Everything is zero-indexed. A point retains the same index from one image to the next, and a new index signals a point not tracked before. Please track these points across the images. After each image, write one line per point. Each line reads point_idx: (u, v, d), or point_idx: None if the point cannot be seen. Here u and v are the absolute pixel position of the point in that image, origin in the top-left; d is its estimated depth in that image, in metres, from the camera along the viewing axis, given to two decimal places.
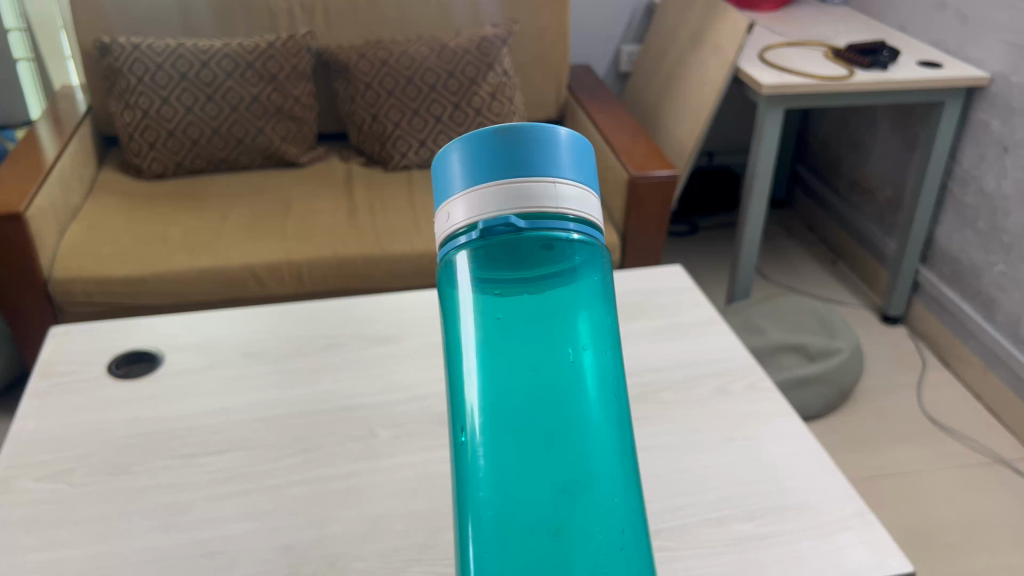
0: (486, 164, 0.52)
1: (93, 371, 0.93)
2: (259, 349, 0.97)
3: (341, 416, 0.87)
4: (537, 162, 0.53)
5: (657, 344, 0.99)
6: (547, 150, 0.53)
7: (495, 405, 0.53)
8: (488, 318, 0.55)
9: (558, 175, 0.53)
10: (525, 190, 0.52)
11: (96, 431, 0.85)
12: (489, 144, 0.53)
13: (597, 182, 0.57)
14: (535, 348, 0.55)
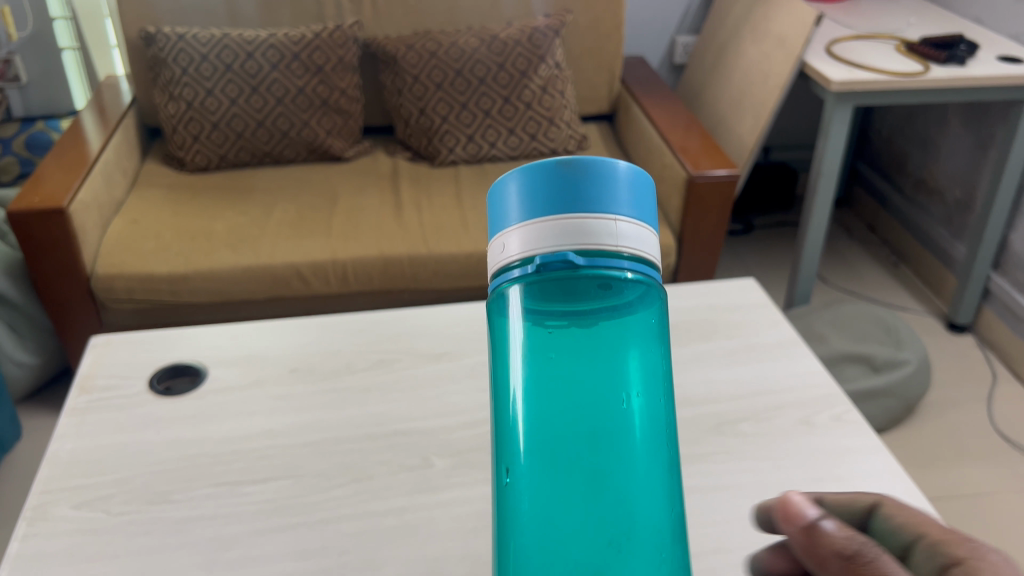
0: (546, 198, 0.49)
1: (134, 386, 0.88)
2: (307, 365, 0.91)
3: (393, 442, 0.81)
4: (597, 198, 0.49)
5: (732, 367, 0.91)
6: (609, 185, 0.50)
7: (542, 446, 0.51)
8: (537, 355, 0.53)
9: (619, 212, 0.50)
10: (585, 225, 0.49)
11: (136, 453, 0.80)
12: (549, 178, 0.50)
13: (655, 219, 0.54)
14: (585, 390, 0.53)
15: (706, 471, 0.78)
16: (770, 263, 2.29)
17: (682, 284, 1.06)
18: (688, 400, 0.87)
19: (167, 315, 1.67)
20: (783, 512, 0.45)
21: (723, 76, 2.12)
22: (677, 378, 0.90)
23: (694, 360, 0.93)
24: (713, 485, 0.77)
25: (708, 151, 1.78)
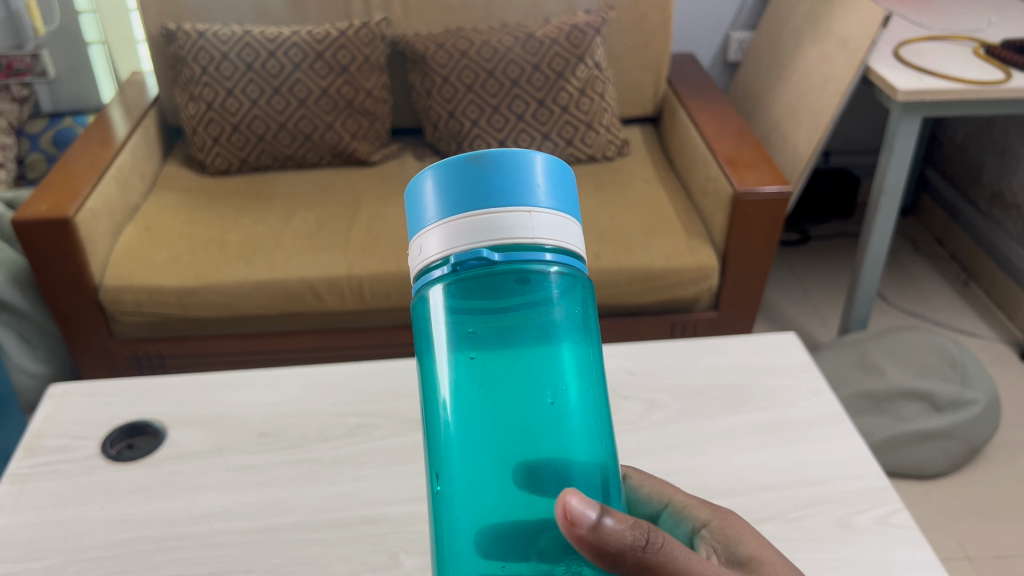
0: (462, 193, 0.47)
1: (85, 448, 0.80)
2: (277, 429, 0.82)
3: (359, 532, 0.71)
4: (516, 191, 0.47)
5: (762, 449, 0.79)
6: (525, 177, 0.48)
7: (470, 456, 0.46)
8: (462, 353, 0.47)
9: (537, 205, 0.48)
10: (503, 220, 0.46)
11: (72, 534, 0.71)
12: (465, 172, 0.47)
13: (577, 208, 0.51)
14: (517, 384, 0.47)
15: None
16: (826, 280, 2.12)
17: (710, 337, 0.93)
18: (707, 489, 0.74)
19: (177, 325, 1.60)
20: (564, 517, 0.43)
21: (779, 78, 1.96)
22: (697, 460, 0.77)
23: (716, 436, 0.80)
24: None
25: (759, 164, 1.62)
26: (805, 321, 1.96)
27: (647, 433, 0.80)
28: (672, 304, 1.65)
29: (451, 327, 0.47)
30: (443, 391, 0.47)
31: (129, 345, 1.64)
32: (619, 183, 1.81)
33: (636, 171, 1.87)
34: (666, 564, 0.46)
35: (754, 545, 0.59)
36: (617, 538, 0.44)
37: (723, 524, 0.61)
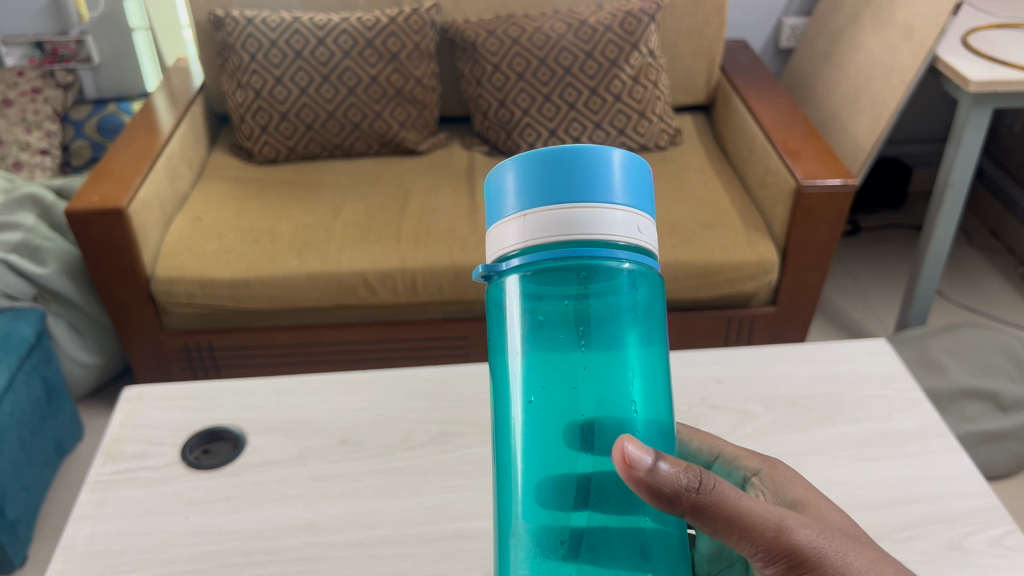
0: (537, 187, 0.50)
1: (165, 455, 0.78)
2: (359, 437, 0.80)
3: (452, 548, 0.69)
4: (590, 186, 0.50)
5: (861, 465, 0.76)
6: (602, 172, 0.50)
7: (543, 413, 0.50)
8: (534, 324, 0.51)
9: (608, 200, 0.50)
10: (572, 212, 0.50)
11: (159, 546, 0.69)
12: (545, 164, 0.50)
13: (616, 190, 0.51)
14: (546, 382, 0.51)
15: None
16: (880, 274, 2.07)
17: (796, 345, 0.91)
18: None
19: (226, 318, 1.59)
20: (621, 462, 0.46)
21: (835, 66, 1.91)
22: None
23: (813, 451, 0.77)
24: None
25: (820, 154, 1.58)
26: (860, 317, 1.92)
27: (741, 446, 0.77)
28: (729, 299, 1.62)
29: (525, 303, 0.51)
30: (515, 357, 0.52)
31: (180, 337, 1.63)
32: (672, 174, 1.78)
33: (689, 161, 1.83)
34: (721, 504, 0.48)
35: (803, 490, 0.59)
36: (673, 481, 0.47)
37: (772, 473, 0.61)
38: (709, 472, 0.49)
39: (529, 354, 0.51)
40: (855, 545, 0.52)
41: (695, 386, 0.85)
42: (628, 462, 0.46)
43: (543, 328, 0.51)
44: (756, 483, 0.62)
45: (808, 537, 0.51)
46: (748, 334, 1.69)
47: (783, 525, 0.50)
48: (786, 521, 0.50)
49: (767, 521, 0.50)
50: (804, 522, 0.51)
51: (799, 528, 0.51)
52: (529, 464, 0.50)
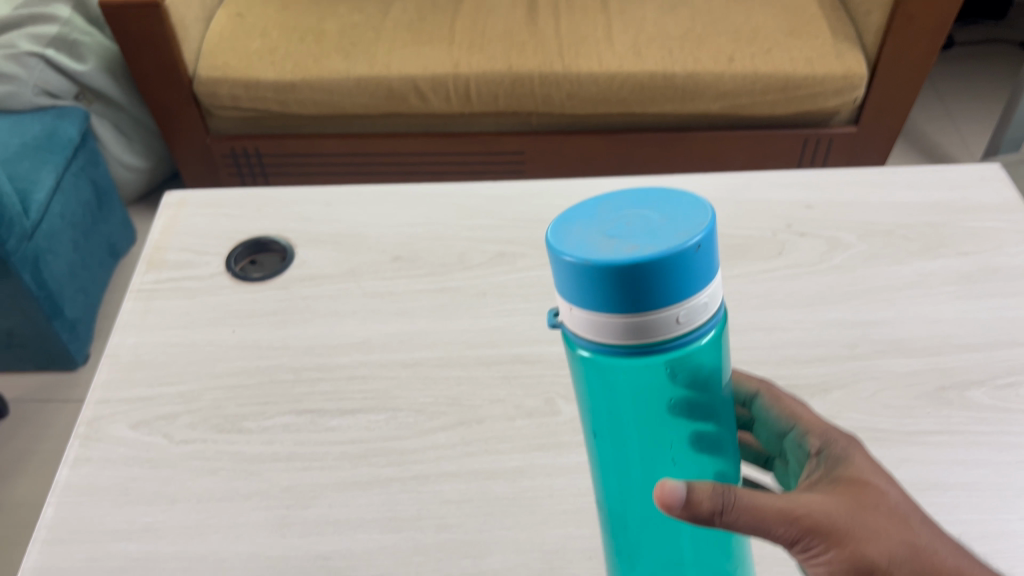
0: (598, 299, 0.34)
1: (209, 265, 0.74)
2: (413, 254, 0.74)
3: (510, 373, 0.65)
4: (667, 298, 0.34)
5: (962, 303, 0.68)
6: (683, 273, 0.34)
7: (614, 449, 0.42)
8: (597, 377, 0.38)
9: (688, 298, 0.35)
10: (639, 325, 0.35)
11: (206, 360, 0.67)
12: (606, 275, 0.33)
13: (691, 281, 0.34)
14: (611, 425, 0.41)
15: (921, 460, 0.58)
16: (971, 94, 1.91)
17: (896, 169, 0.82)
18: (901, 347, 0.65)
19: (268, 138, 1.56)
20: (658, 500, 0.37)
21: None
22: (888, 314, 0.68)
23: (911, 286, 0.70)
24: (931, 482, 0.57)
25: None
26: (945, 142, 1.78)
27: (829, 278, 0.71)
28: (808, 116, 1.49)
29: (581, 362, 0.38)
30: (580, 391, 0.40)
31: (227, 142, 1.57)
32: None
33: None
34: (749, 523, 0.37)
35: (865, 470, 0.42)
36: (704, 509, 0.37)
37: (841, 449, 0.44)
38: (747, 491, 0.37)
39: (590, 396, 0.40)
40: (883, 544, 0.39)
41: (782, 212, 0.77)
42: (665, 502, 0.37)
43: (603, 379, 0.38)
44: (821, 461, 0.44)
45: (849, 546, 0.38)
46: (823, 155, 1.57)
47: (802, 511, 0.38)
48: (819, 525, 0.38)
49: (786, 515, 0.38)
50: (823, 508, 0.39)
51: (812, 511, 0.38)
52: (609, 488, 0.44)
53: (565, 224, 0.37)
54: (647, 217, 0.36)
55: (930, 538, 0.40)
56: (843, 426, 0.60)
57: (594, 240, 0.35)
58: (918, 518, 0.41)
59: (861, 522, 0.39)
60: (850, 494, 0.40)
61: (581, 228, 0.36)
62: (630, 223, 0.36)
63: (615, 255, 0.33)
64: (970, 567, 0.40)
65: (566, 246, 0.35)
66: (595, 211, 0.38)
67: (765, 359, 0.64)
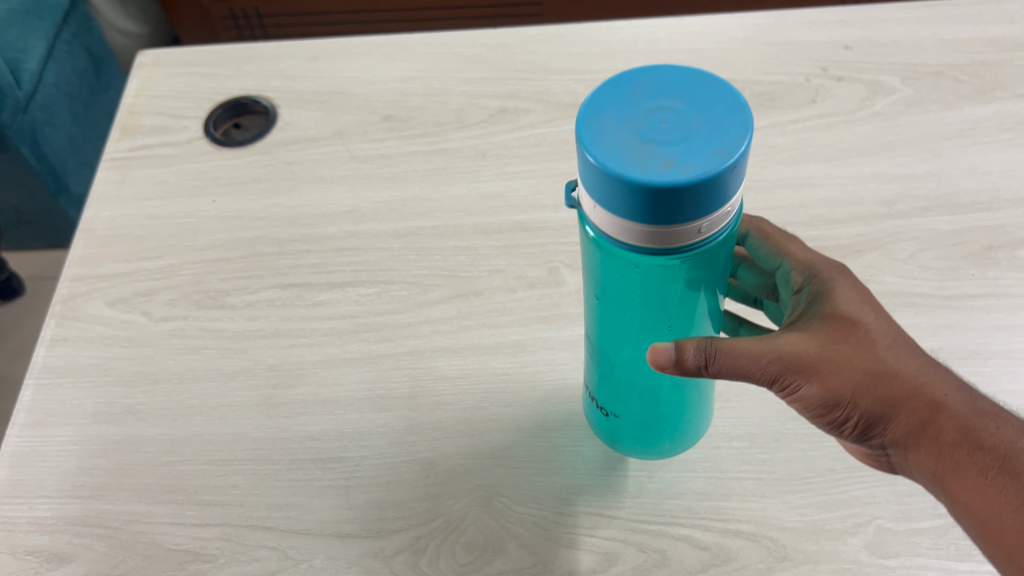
0: (628, 210, 0.32)
1: (186, 130, 0.68)
2: (406, 113, 0.68)
3: (512, 243, 0.60)
4: (695, 216, 0.32)
5: (1020, 152, 0.61)
6: (715, 194, 0.31)
7: (613, 313, 0.40)
8: (609, 255, 0.36)
9: (713, 209, 0.32)
10: (662, 233, 0.33)
11: (186, 232, 0.62)
12: (640, 194, 0.31)
13: (722, 194, 0.32)
14: (611, 295, 0.39)
15: (962, 327, 0.53)
16: None
17: (950, 3, 0.72)
18: (946, 202, 0.59)
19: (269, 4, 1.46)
20: (654, 364, 0.38)
21: None
22: (934, 167, 0.60)
23: (961, 134, 0.62)
24: (972, 351, 0.52)
25: None
26: None
27: (868, 128, 0.63)
28: None
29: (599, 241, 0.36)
30: (589, 257, 0.38)
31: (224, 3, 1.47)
32: None
33: None
34: (732, 371, 0.38)
35: (847, 303, 0.40)
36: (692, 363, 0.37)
37: (824, 281, 0.42)
38: (731, 343, 0.38)
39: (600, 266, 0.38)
40: (859, 376, 0.38)
41: (817, 53, 0.69)
42: (656, 362, 0.38)
43: (612, 258, 0.36)
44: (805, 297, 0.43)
45: (821, 381, 0.38)
46: None
47: (776, 354, 0.38)
48: (795, 361, 0.38)
49: (763, 359, 0.38)
50: (798, 347, 0.38)
51: (788, 351, 0.38)
52: (604, 344, 0.43)
53: (596, 107, 0.33)
54: (682, 113, 0.32)
55: (899, 360, 0.38)
56: (877, 291, 0.54)
57: (627, 142, 0.31)
58: (890, 343, 0.39)
59: (827, 356, 0.38)
60: (828, 329, 0.39)
61: (614, 117, 0.32)
62: (665, 121, 0.32)
63: (654, 174, 0.30)
64: (938, 381, 0.38)
65: (598, 147, 0.31)
66: (628, 93, 0.33)
67: (792, 220, 0.58)
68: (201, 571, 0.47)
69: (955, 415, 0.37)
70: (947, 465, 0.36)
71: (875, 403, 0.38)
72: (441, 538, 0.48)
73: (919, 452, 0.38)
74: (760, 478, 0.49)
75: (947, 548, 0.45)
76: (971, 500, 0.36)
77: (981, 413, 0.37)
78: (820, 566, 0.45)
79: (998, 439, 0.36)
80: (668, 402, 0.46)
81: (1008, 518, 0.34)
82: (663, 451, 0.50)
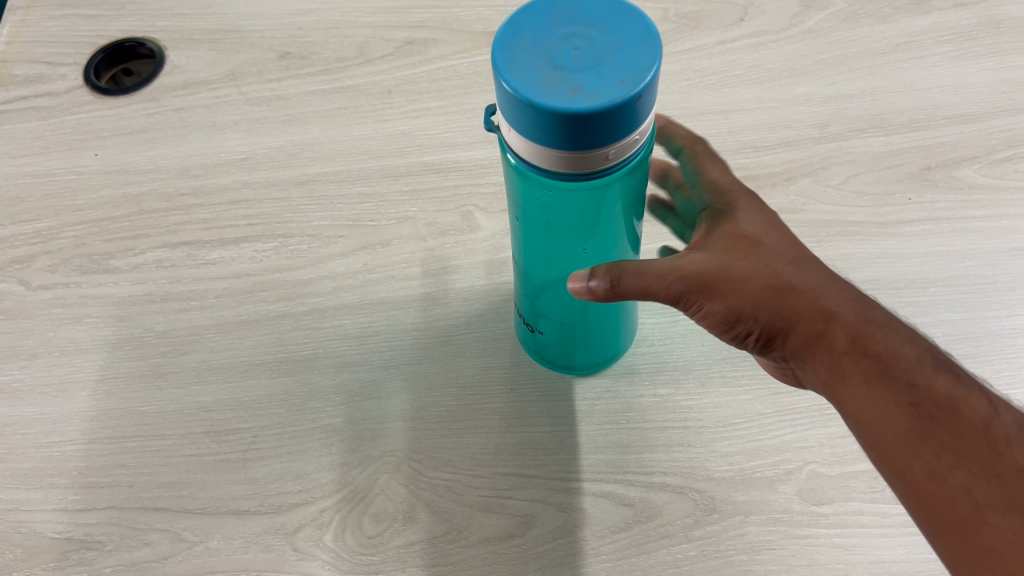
0: (542, 134, 0.31)
1: (64, 78, 0.62)
2: (306, 49, 0.62)
3: (422, 186, 0.56)
4: (604, 143, 0.31)
5: (959, 64, 0.57)
6: (630, 119, 0.31)
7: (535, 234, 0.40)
8: (526, 176, 0.35)
9: (628, 137, 0.32)
10: (579, 161, 0.32)
11: (65, 189, 0.57)
12: (552, 121, 0.30)
13: (630, 122, 0.31)
14: (532, 215, 0.38)
15: (898, 255, 0.50)
16: None
17: None
18: (881, 122, 0.55)
19: None
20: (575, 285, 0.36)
21: None
22: (870, 84, 0.57)
23: (898, 49, 0.58)
24: (908, 280, 0.49)
25: None
26: None
27: (800, 45, 0.59)
28: None
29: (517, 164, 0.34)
30: (508, 179, 0.37)
31: None
32: None
33: None
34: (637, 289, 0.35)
35: (750, 222, 0.38)
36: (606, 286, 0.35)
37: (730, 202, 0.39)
38: (634, 264, 0.35)
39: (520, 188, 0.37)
40: (757, 292, 0.35)
41: None
42: (575, 287, 0.36)
43: (531, 180, 0.35)
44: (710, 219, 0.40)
45: (722, 296, 0.35)
46: None
47: (678, 272, 0.35)
48: (695, 278, 0.35)
49: (663, 279, 0.35)
50: (698, 266, 0.35)
51: (686, 268, 0.35)
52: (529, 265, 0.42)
53: (508, 31, 0.31)
54: (597, 38, 0.31)
55: (798, 274, 0.36)
56: (808, 221, 0.51)
57: (540, 67, 0.30)
58: (790, 260, 0.37)
59: (728, 272, 0.35)
60: (729, 245, 0.37)
61: (530, 41, 0.31)
62: (579, 46, 0.30)
63: (566, 100, 0.29)
64: (831, 292, 0.36)
65: (511, 72, 0.30)
66: (545, 19, 0.32)
67: (718, 149, 0.55)
68: (86, 561, 0.43)
69: (844, 324, 0.35)
70: (838, 376, 0.34)
71: (773, 317, 0.35)
72: (348, 509, 0.44)
73: (814, 364, 0.36)
74: (686, 427, 0.46)
75: (882, 491, 0.43)
76: (853, 407, 0.34)
77: (872, 322, 0.35)
78: (750, 518, 0.42)
79: (885, 345, 0.34)
80: (593, 322, 0.46)
81: (885, 424, 0.32)
82: (596, 368, 0.48)
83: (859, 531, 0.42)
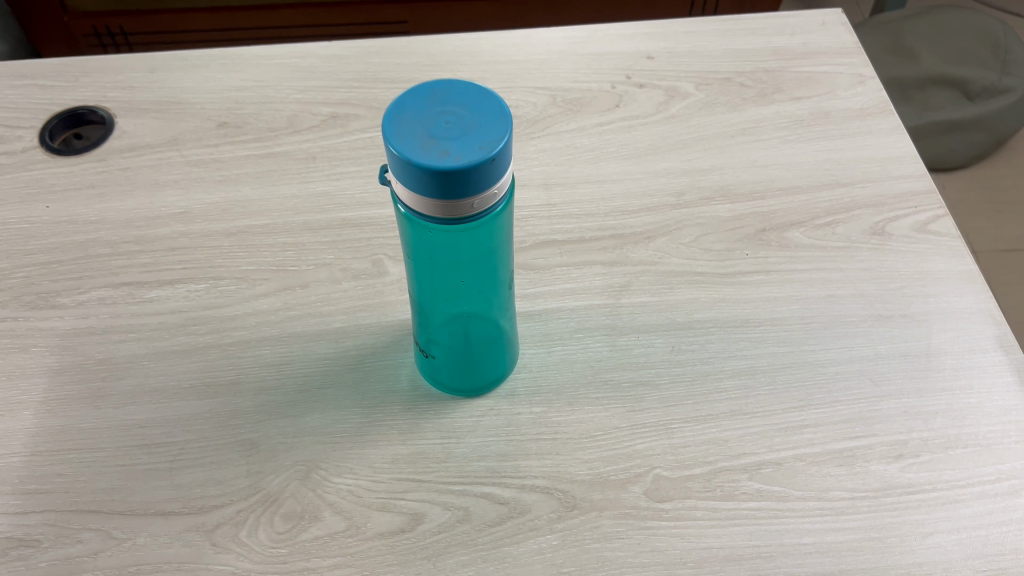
0: (420, 188, 0.40)
1: (22, 140, 0.70)
2: (242, 120, 0.71)
3: (338, 238, 0.64)
4: (468, 196, 0.40)
5: (793, 147, 0.69)
6: (488, 177, 0.40)
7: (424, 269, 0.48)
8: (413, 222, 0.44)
9: (488, 193, 0.41)
10: (451, 210, 0.41)
11: (19, 236, 0.64)
12: (426, 175, 0.39)
13: (488, 180, 0.40)
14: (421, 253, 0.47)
15: (736, 301, 0.60)
16: None
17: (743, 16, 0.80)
18: (728, 192, 0.66)
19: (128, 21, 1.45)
20: None
21: None
22: (719, 161, 0.68)
23: (744, 133, 0.70)
24: (743, 320, 0.59)
25: None
26: None
27: (664, 128, 0.70)
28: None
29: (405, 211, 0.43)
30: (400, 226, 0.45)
31: None
32: None
33: None
34: None
35: None
36: None
37: None
38: None
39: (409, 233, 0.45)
40: None
41: (624, 62, 0.75)
42: None
43: (417, 225, 0.44)
44: None
45: None
46: None
47: None
48: None
49: None
50: None
51: None
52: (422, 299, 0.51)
53: (396, 109, 0.41)
54: (464, 115, 0.40)
55: None
56: (663, 272, 0.61)
57: (418, 136, 0.40)
58: None
59: None
60: None
61: (412, 117, 0.40)
62: (449, 122, 0.40)
63: (436, 160, 0.38)
64: None
65: (396, 139, 0.39)
66: (425, 101, 0.41)
67: (592, 212, 0.65)
68: (24, 556, 0.49)
69: None
70: None
71: None
72: (261, 510, 0.51)
73: None
74: (555, 439, 0.54)
75: (714, 490, 0.51)
76: None
77: None
78: (604, 513, 0.51)
79: None
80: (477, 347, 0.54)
81: None
82: (484, 391, 0.56)
83: (693, 522, 0.50)
